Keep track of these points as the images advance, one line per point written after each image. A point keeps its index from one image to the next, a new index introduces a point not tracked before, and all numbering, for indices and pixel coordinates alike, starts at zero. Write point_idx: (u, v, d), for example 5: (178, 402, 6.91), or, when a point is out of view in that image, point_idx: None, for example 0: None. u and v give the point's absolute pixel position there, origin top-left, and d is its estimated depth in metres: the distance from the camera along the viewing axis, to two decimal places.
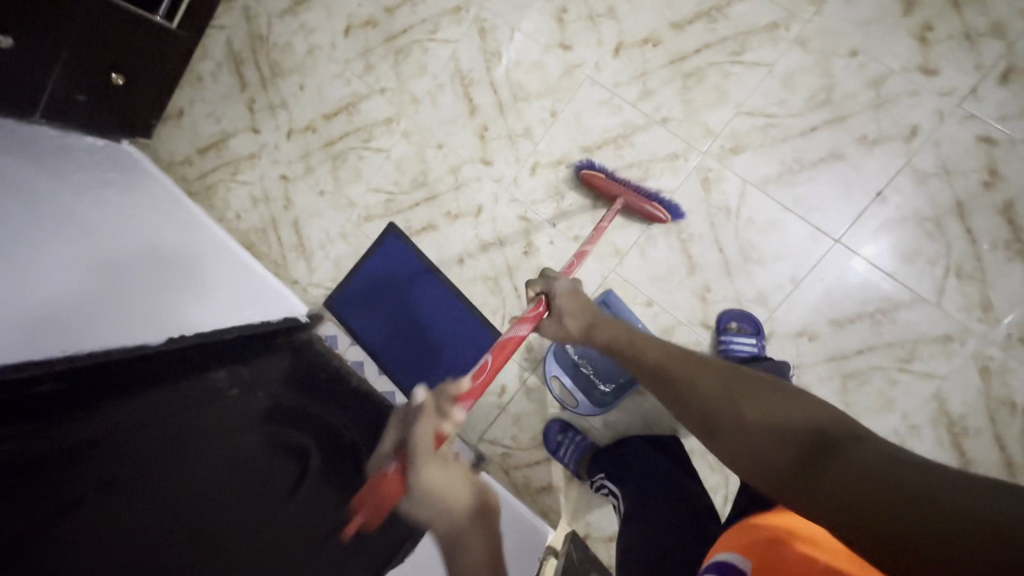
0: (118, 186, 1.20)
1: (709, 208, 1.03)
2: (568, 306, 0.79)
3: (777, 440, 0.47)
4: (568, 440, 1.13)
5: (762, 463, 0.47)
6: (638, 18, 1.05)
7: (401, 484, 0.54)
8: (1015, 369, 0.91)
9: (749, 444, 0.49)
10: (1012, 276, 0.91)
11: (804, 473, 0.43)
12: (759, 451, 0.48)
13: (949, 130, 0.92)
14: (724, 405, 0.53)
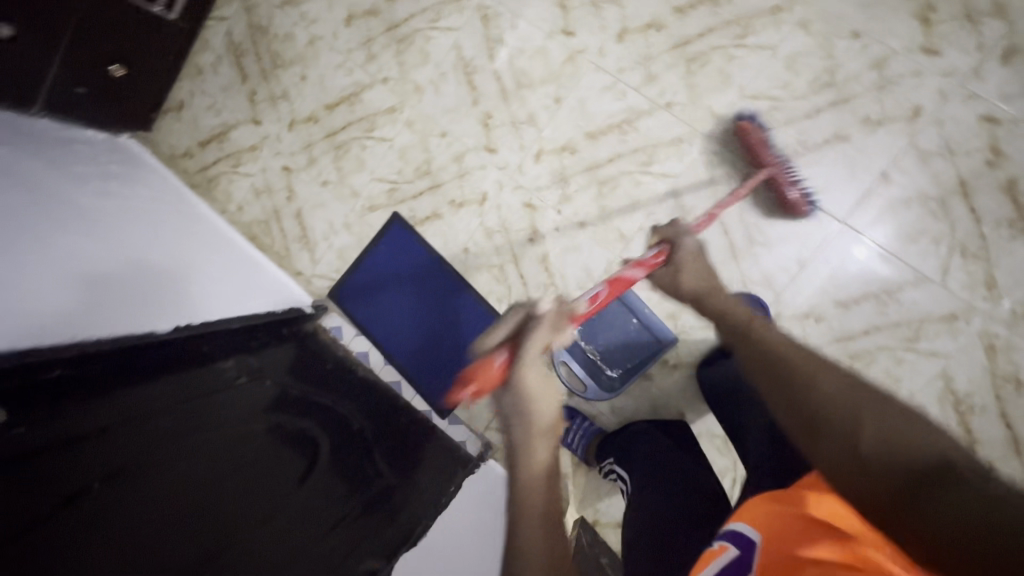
0: (120, 179, 1.20)
1: (714, 192, 1.03)
2: (691, 265, 0.80)
3: (894, 456, 0.43)
4: (576, 426, 1.13)
5: (863, 466, 0.44)
6: (641, 3, 1.05)
7: (501, 372, 0.58)
8: (1020, 346, 0.92)
9: (864, 454, 0.45)
10: (1016, 254, 0.92)
11: (918, 498, 0.40)
12: (865, 463, 0.44)
13: (952, 110, 0.92)
14: (844, 411, 0.49)
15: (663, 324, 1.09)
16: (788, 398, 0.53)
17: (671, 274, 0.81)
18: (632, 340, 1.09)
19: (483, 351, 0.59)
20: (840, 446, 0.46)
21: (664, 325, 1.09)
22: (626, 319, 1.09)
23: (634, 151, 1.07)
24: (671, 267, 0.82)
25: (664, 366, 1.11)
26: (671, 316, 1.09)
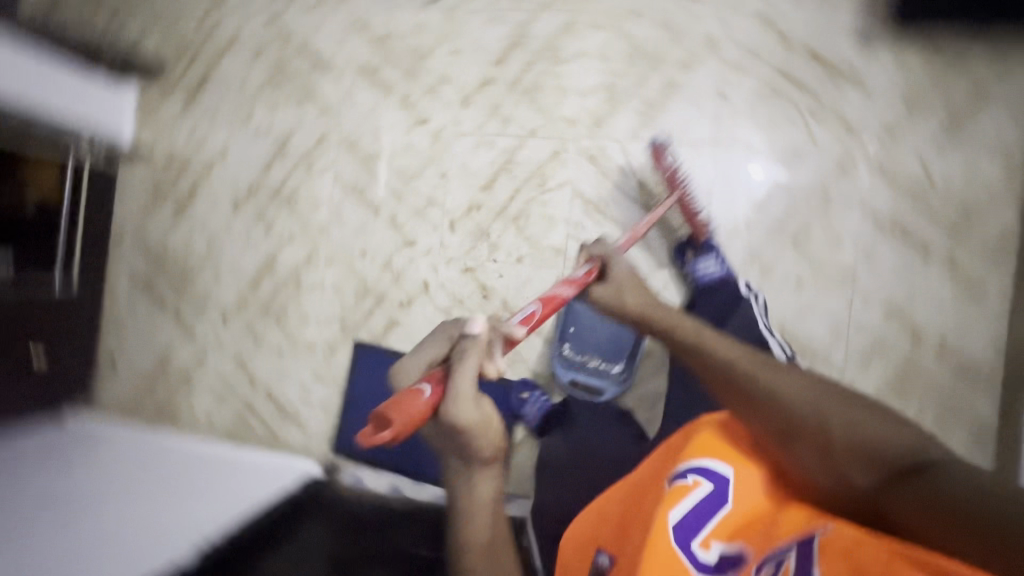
0: (97, 448, 1.18)
1: (607, 175, 1.16)
2: (626, 281, 0.92)
3: (890, 459, 0.53)
4: (532, 397, 1.11)
5: (835, 453, 0.56)
6: (466, 71, 1.21)
7: (425, 408, 0.49)
8: (902, 158, 1.05)
9: (847, 458, 0.55)
10: (851, 96, 1.07)
11: (905, 484, 0.49)
12: (866, 461, 0.54)
13: (735, 25, 1.11)
14: (811, 414, 0.59)
15: None
16: (771, 419, 0.62)
17: (613, 290, 0.91)
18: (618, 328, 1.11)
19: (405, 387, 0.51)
20: (823, 457, 0.56)
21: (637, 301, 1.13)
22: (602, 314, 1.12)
23: (527, 179, 1.18)
24: (622, 283, 0.92)
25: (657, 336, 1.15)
26: None
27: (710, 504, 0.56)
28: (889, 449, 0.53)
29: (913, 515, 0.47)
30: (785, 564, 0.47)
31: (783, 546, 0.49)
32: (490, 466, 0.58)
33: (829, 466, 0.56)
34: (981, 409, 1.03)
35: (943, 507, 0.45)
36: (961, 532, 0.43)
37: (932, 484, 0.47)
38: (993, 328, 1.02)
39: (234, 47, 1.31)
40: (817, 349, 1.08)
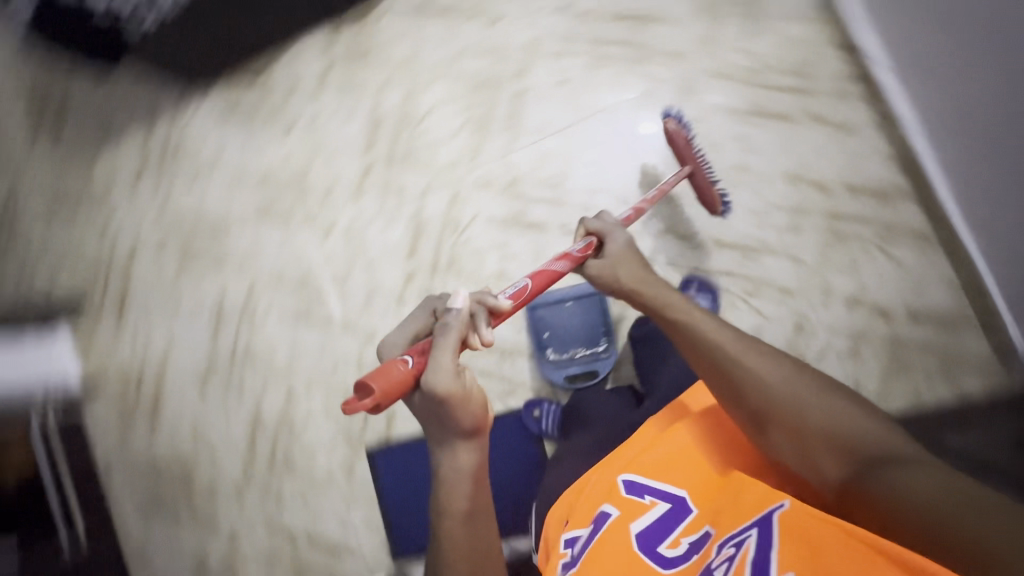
0: None
1: (505, 192, 1.25)
2: (621, 258, 0.94)
3: (861, 451, 0.64)
4: (544, 411, 1.13)
5: (804, 434, 0.68)
6: (347, 170, 1.32)
7: (408, 376, 0.65)
8: (727, 57, 1.18)
9: (823, 449, 0.67)
10: (661, 31, 1.20)
11: (892, 481, 0.59)
12: (831, 455, 0.66)
13: (541, 25, 1.25)
14: (786, 408, 0.70)
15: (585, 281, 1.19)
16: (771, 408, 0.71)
17: (608, 267, 0.93)
18: (582, 312, 1.18)
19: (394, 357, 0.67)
20: (794, 441, 0.68)
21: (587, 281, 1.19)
22: (563, 308, 1.18)
23: (441, 229, 1.27)
24: (620, 257, 0.94)
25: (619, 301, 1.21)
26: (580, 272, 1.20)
27: (676, 513, 0.69)
28: (863, 451, 0.64)
29: (897, 504, 0.57)
30: (747, 547, 0.58)
31: (743, 528, 0.60)
32: (470, 440, 0.69)
33: (803, 449, 0.68)
34: (908, 217, 1.11)
35: (916, 497, 0.57)
36: (924, 513, 0.55)
37: (901, 474, 0.59)
38: (875, 150, 1.12)
39: (139, 250, 1.37)
40: (753, 240, 1.15)
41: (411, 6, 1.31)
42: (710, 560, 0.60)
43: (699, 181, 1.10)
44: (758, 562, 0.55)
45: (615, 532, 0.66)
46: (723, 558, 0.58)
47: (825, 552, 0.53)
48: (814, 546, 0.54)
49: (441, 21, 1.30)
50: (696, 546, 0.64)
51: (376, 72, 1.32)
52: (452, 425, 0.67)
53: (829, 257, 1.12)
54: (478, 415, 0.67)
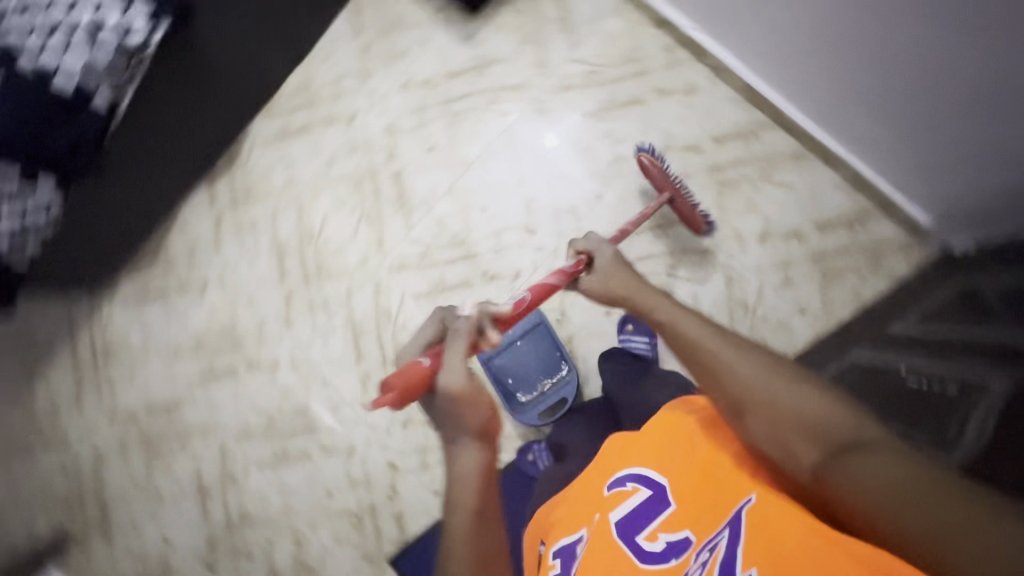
0: None
1: (421, 265, 1.28)
2: (612, 270, 0.92)
3: (841, 436, 0.57)
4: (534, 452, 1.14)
5: (782, 420, 0.60)
6: (271, 304, 1.34)
7: (425, 374, 0.69)
8: (565, 70, 1.25)
9: (798, 434, 0.59)
10: (499, 71, 1.27)
11: (876, 468, 0.52)
12: (810, 440, 0.58)
13: (394, 108, 1.32)
14: (764, 394, 0.63)
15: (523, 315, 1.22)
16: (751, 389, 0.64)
17: (587, 281, 0.95)
18: (534, 346, 1.19)
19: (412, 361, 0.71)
20: (771, 427, 0.61)
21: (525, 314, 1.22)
22: (515, 348, 1.19)
23: (376, 323, 1.29)
24: (613, 269, 0.92)
25: (563, 321, 1.23)
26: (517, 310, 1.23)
27: (655, 506, 0.64)
28: (843, 435, 0.57)
29: (874, 493, 0.51)
30: (721, 547, 0.56)
31: (719, 532, 0.58)
32: (482, 442, 0.67)
33: (783, 432, 0.60)
34: (780, 143, 1.17)
35: (894, 484, 0.50)
36: (904, 504, 0.49)
37: (879, 459, 0.53)
38: (725, 98, 1.20)
39: (102, 459, 1.35)
40: (657, 219, 1.19)
41: (273, 135, 1.37)
42: (689, 568, 0.57)
43: (680, 203, 1.10)
44: (733, 567, 0.53)
45: (598, 540, 0.64)
46: (699, 564, 0.56)
47: (819, 546, 0.50)
48: (810, 541, 0.51)
49: (305, 138, 1.35)
50: (676, 548, 0.60)
51: (265, 205, 1.37)
52: (461, 424, 0.67)
53: (727, 206, 1.18)
54: (484, 418, 0.68)
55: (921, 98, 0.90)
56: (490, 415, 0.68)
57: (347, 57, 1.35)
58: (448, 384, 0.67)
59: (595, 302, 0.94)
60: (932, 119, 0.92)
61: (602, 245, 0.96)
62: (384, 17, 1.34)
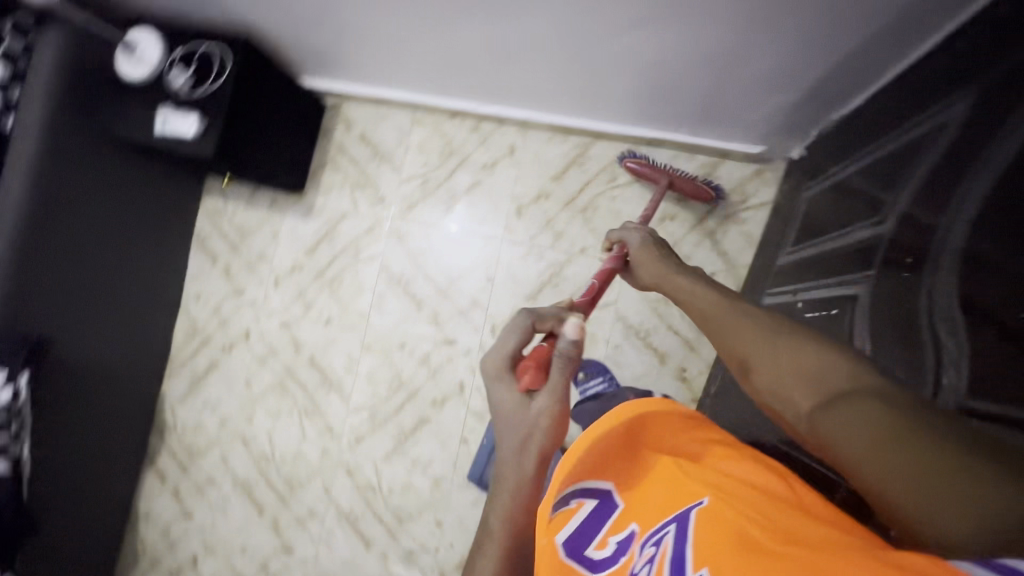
0: None
1: (374, 426, 1.28)
2: (643, 257, 0.81)
3: (841, 379, 0.42)
4: None
5: (774, 370, 0.47)
6: (263, 541, 1.30)
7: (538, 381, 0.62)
8: (402, 193, 1.32)
9: (791, 378, 0.45)
10: (349, 225, 1.34)
11: (864, 417, 0.38)
12: (800, 381, 0.45)
13: (278, 306, 1.36)
14: (762, 345, 0.50)
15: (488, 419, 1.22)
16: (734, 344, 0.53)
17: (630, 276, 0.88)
18: None
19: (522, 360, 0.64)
20: (768, 378, 0.47)
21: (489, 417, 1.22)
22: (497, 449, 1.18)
23: (365, 501, 1.27)
24: (648, 250, 0.82)
25: None
26: (478, 417, 1.23)
27: (604, 509, 0.53)
28: (839, 377, 0.42)
29: (863, 450, 0.37)
30: (666, 541, 0.44)
31: (664, 524, 0.47)
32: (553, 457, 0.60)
33: (776, 381, 0.47)
34: (607, 151, 1.24)
35: (889, 438, 0.36)
36: (904, 465, 0.35)
37: (874, 406, 0.38)
38: (542, 140, 1.27)
39: None
40: (547, 269, 1.23)
41: (188, 388, 1.39)
42: (633, 564, 0.45)
43: (688, 186, 1.12)
44: (675, 555, 0.42)
45: (542, 565, 0.49)
46: (643, 561, 0.44)
47: (778, 515, 0.41)
48: (763, 511, 0.42)
49: (216, 374, 1.37)
50: (624, 547, 0.48)
51: (212, 453, 1.36)
52: (532, 436, 0.57)
53: (597, 225, 1.23)
54: (555, 438, 0.58)
55: (671, 79, 0.97)
56: (561, 432, 0.58)
57: (215, 285, 1.40)
58: (553, 384, 0.59)
59: (638, 287, 0.87)
60: (690, 82, 0.97)
61: (635, 231, 0.88)
62: (228, 235, 1.40)
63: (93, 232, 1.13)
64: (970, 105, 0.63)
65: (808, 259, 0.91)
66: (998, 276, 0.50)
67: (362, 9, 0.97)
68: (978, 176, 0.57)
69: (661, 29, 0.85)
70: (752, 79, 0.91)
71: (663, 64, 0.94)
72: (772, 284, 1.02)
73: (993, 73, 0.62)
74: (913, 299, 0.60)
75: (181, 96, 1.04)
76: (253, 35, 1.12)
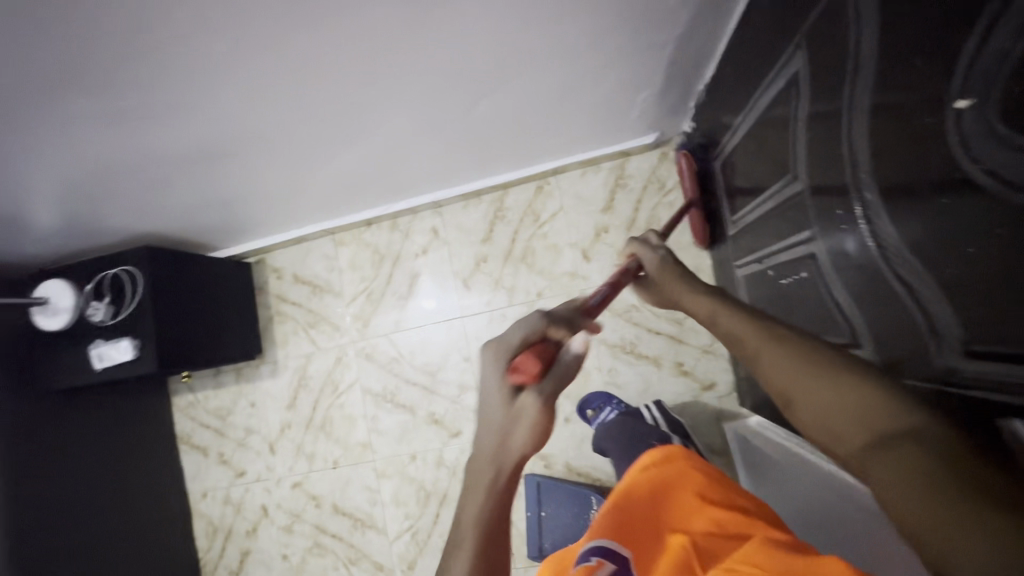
0: None
1: (421, 547, 1.24)
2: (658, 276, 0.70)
3: (885, 418, 0.37)
4: None
5: (823, 413, 0.41)
6: None
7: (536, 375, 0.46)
8: (353, 314, 1.33)
9: (846, 420, 0.39)
10: (317, 366, 1.33)
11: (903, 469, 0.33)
12: (840, 411, 0.39)
13: (282, 471, 1.33)
14: (806, 377, 0.43)
15: (524, 491, 1.19)
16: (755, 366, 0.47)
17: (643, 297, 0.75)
18: (555, 503, 1.15)
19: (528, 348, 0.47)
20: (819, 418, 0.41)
21: (524, 490, 1.19)
22: (546, 519, 1.15)
23: None
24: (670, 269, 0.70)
25: (551, 461, 1.20)
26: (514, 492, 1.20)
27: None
28: (882, 414, 0.37)
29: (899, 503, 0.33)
30: None
31: None
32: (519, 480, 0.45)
33: (827, 423, 0.40)
34: (521, 195, 1.25)
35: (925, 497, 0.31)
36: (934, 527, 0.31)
37: (932, 462, 0.32)
38: (459, 211, 1.28)
39: None
40: None
41: None
42: None
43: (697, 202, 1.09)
44: None
45: None
46: None
47: None
48: None
49: (252, 562, 1.33)
50: None
51: None
52: (513, 436, 0.44)
53: (543, 265, 1.23)
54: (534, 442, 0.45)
55: (543, 119, 0.99)
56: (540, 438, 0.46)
57: (217, 476, 1.37)
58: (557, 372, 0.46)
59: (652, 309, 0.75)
60: (553, 118, 0.99)
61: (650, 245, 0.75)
62: (209, 424, 1.38)
63: (74, 487, 1.12)
64: (805, 54, 0.60)
65: (753, 223, 0.88)
66: (921, 220, 0.45)
67: (234, 181, 0.99)
68: (853, 118, 0.51)
69: (507, 93, 0.86)
70: (612, 92, 0.94)
71: (521, 116, 0.96)
72: (735, 257, 1.00)
73: (812, 15, 0.57)
74: (865, 256, 0.55)
75: (108, 326, 1.05)
76: (152, 239, 1.13)
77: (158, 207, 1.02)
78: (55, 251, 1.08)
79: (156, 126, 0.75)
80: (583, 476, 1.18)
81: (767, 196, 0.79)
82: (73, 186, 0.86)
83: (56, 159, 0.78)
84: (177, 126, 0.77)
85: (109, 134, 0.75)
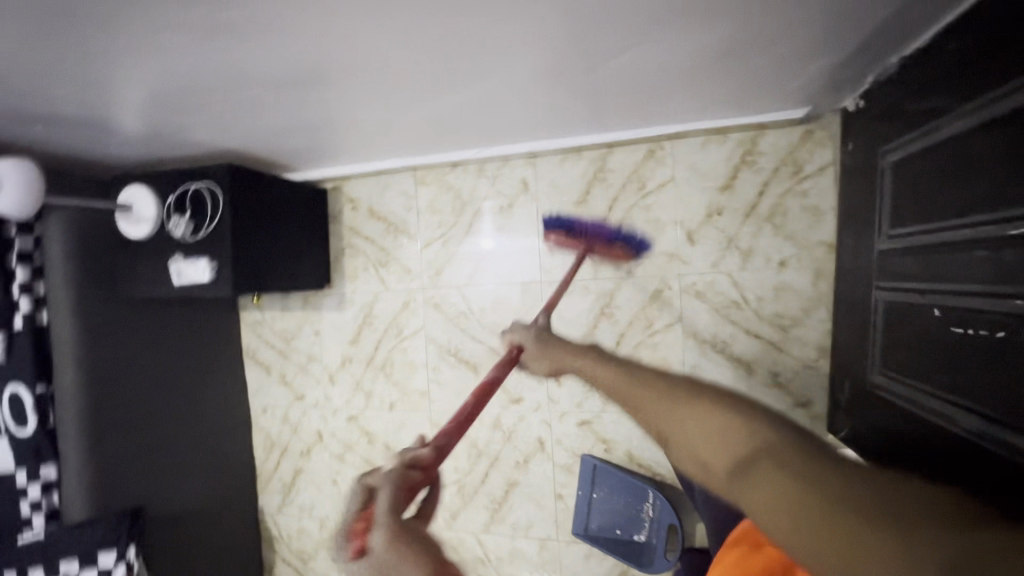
0: None
1: (467, 501, 1.25)
2: (541, 339, 0.86)
3: (745, 441, 0.43)
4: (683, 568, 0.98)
5: (694, 451, 0.47)
6: None
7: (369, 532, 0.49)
8: (426, 262, 1.26)
9: (710, 445, 0.46)
10: (383, 308, 1.30)
11: (767, 482, 0.38)
12: (717, 440, 0.45)
13: (339, 404, 1.34)
14: (682, 424, 0.50)
15: (578, 471, 1.16)
16: (648, 413, 0.55)
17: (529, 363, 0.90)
18: (608, 491, 1.12)
19: (359, 520, 0.52)
20: (690, 447, 0.48)
21: (579, 469, 1.15)
22: (597, 504, 1.13)
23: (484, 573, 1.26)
24: (542, 339, 0.86)
25: (612, 448, 1.14)
26: (568, 470, 1.17)
27: None
28: (740, 438, 0.43)
29: (770, 510, 0.36)
30: None
31: None
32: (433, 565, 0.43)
33: (699, 455, 0.47)
34: (628, 158, 1.11)
35: (810, 512, 0.34)
36: (793, 524, 0.35)
37: (792, 473, 0.37)
38: (554, 165, 1.16)
39: None
40: (598, 303, 1.13)
41: (282, 499, 1.41)
42: None
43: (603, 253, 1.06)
44: None
45: None
46: None
47: None
48: None
49: (303, 480, 1.39)
50: None
51: (323, 554, 1.39)
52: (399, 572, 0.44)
53: None
54: (428, 556, 0.44)
55: (687, 79, 0.83)
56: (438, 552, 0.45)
57: (278, 396, 1.40)
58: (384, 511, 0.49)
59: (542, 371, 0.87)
60: (696, 79, 0.83)
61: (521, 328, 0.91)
62: (274, 344, 1.39)
63: (146, 392, 1.15)
64: None
65: (923, 248, 0.72)
66: None
67: (325, 108, 0.89)
68: None
69: (659, 47, 0.71)
70: (780, 58, 0.76)
71: (659, 74, 0.81)
72: (880, 275, 0.84)
73: None
74: None
75: (188, 242, 1.03)
76: (234, 153, 1.07)
77: (243, 125, 0.94)
78: (137, 156, 1.04)
79: (252, 47, 0.67)
80: (644, 468, 1.13)
81: (964, 223, 0.64)
82: (159, 96, 0.80)
83: (146, 68, 0.70)
84: (273, 48, 0.67)
85: (205, 47, 0.66)
